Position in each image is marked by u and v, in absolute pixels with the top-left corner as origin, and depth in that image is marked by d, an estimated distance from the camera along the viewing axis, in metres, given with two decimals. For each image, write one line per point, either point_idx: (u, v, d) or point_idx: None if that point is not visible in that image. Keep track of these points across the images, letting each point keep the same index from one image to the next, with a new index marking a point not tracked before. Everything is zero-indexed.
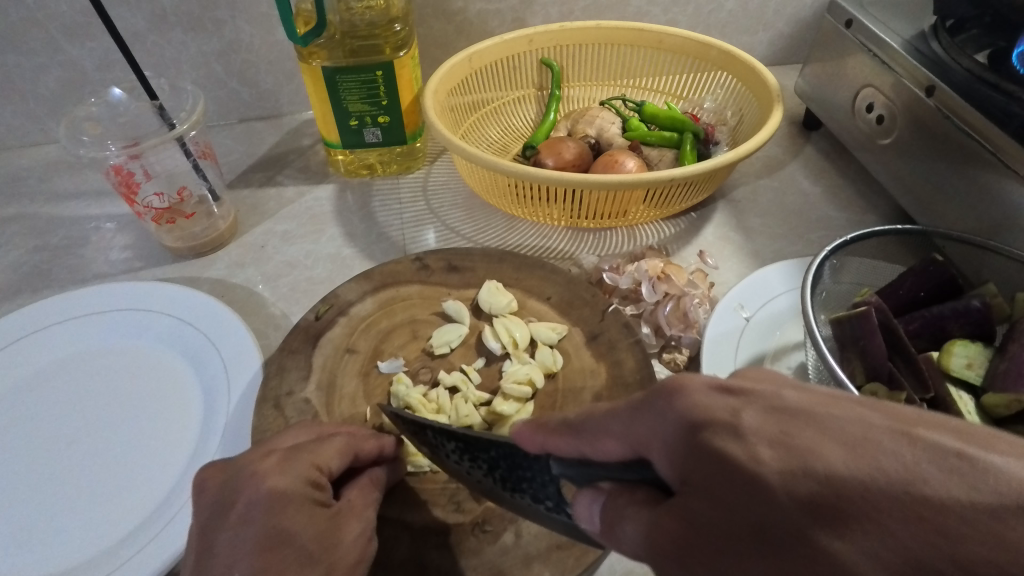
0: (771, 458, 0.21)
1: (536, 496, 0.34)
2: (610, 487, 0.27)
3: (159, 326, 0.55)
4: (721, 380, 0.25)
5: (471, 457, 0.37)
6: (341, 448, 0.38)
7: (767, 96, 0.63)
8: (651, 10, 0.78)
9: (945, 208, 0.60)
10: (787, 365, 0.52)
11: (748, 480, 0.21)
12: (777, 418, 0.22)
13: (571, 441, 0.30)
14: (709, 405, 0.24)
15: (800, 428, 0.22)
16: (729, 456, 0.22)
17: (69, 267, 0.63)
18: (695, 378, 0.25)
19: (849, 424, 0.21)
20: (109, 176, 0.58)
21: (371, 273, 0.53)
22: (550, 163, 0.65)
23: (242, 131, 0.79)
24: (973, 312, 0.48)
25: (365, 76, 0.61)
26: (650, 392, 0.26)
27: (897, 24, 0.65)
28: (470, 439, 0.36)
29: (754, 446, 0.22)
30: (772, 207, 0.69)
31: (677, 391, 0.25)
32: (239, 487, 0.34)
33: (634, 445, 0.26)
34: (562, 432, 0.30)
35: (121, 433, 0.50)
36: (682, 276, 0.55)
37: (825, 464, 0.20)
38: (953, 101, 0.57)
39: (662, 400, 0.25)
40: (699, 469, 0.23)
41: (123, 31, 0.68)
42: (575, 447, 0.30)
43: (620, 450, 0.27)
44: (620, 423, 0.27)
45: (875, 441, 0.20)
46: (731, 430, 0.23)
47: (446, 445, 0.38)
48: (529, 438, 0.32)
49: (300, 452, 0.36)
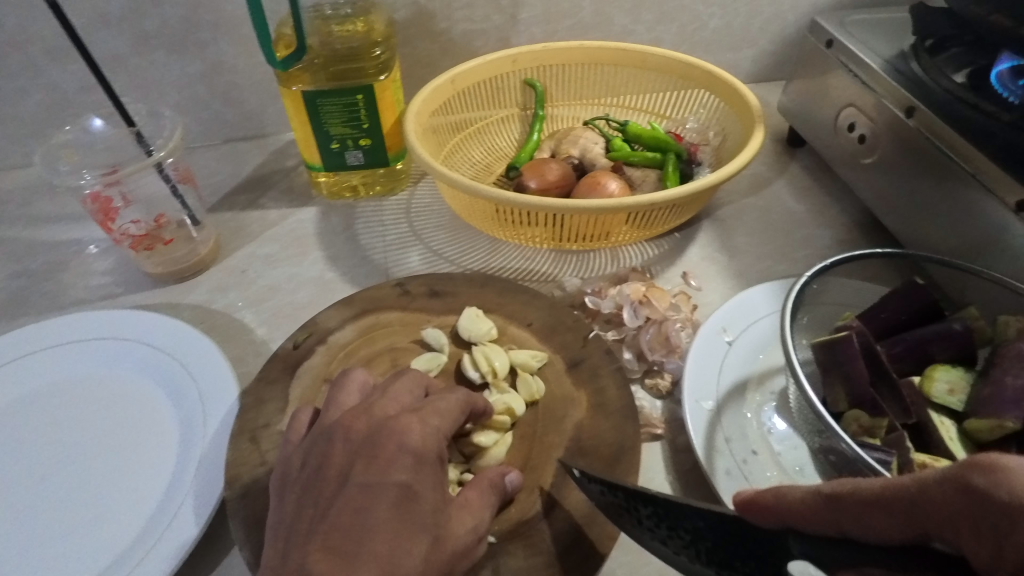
0: None
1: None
2: (879, 572, 0.25)
3: (137, 355, 0.55)
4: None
5: (671, 525, 0.34)
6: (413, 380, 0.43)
7: (749, 115, 0.63)
8: (635, 29, 0.79)
9: (927, 228, 0.60)
10: (771, 390, 0.51)
11: None
12: None
13: (829, 514, 0.28)
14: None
15: None
16: None
17: (47, 293, 0.62)
18: (1015, 458, 0.24)
19: None
20: (87, 204, 0.58)
21: (352, 299, 0.53)
22: (533, 184, 0.64)
23: (226, 152, 0.78)
24: (956, 335, 0.48)
25: (346, 99, 0.61)
26: (947, 474, 0.25)
27: (878, 44, 0.66)
28: (670, 503, 0.34)
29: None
30: (757, 225, 0.69)
31: (1000, 470, 0.23)
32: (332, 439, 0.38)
33: (925, 527, 0.25)
34: (808, 505, 0.29)
35: (96, 466, 0.49)
36: (664, 299, 0.55)
37: None
38: (934, 123, 0.57)
39: (983, 479, 0.23)
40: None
41: (105, 54, 0.68)
42: (831, 521, 0.28)
43: (897, 528, 0.26)
44: (902, 504, 0.26)
45: None
46: None
47: (642, 508, 0.35)
48: (764, 513, 0.30)
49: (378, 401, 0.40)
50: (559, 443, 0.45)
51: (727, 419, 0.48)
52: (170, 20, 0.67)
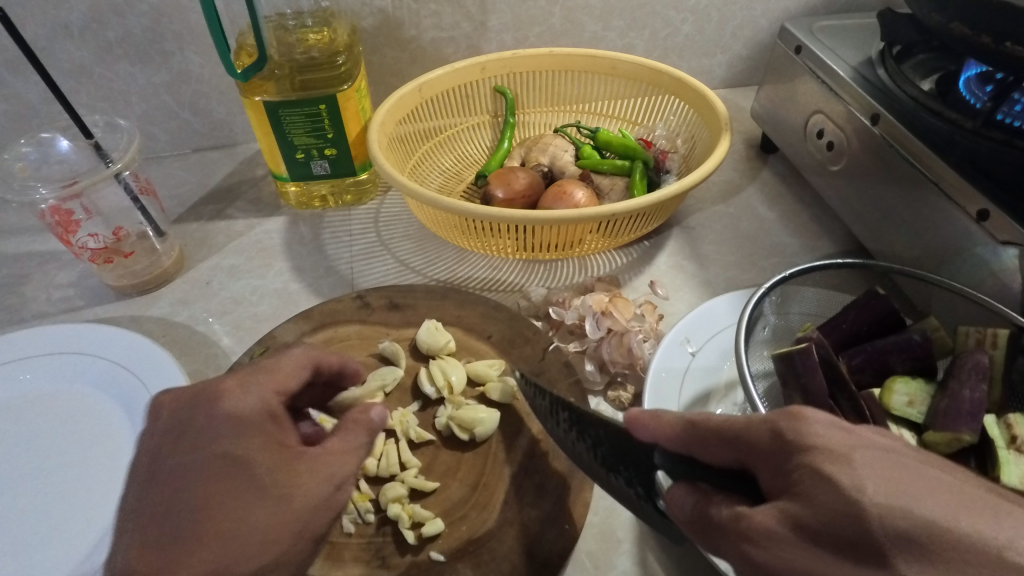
0: (876, 491, 0.24)
1: (630, 482, 0.37)
2: (708, 488, 0.30)
3: (95, 370, 0.54)
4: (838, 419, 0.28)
5: (578, 430, 0.38)
6: (301, 360, 0.43)
7: (716, 123, 0.63)
8: (606, 36, 0.78)
9: (893, 236, 0.60)
10: (733, 401, 0.51)
11: (852, 507, 0.24)
12: (887, 463, 0.26)
13: (683, 436, 0.32)
14: (826, 435, 0.27)
15: (906, 477, 0.25)
16: (836, 478, 0.25)
17: (7, 307, 0.61)
18: (818, 412, 0.29)
19: (941, 485, 0.25)
20: (45, 217, 0.56)
21: (310, 313, 0.52)
22: (500, 194, 0.64)
23: (195, 162, 0.78)
24: (914, 346, 0.47)
25: (308, 109, 0.60)
26: (769, 418, 0.29)
27: (845, 51, 0.65)
28: (582, 413, 0.38)
29: (862, 478, 0.25)
30: (726, 233, 0.69)
31: (800, 418, 0.28)
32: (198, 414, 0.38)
33: (738, 453, 0.30)
34: (677, 428, 0.33)
35: (48, 484, 0.48)
36: (626, 310, 0.54)
37: (925, 513, 0.23)
38: (897, 130, 0.56)
39: (788, 425, 0.28)
40: (814, 488, 0.25)
41: (68, 64, 0.67)
42: (684, 443, 0.32)
43: (727, 455, 0.30)
44: (732, 437, 0.30)
45: (954, 495, 0.24)
46: (843, 459, 0.26)
47: (560, 413, 0.39)
48: (643, 427, 0.34)
49: (258, 375, 0.40)
50: (513, 458, 0.44)
51: None
52: (134, 30, 0.66)
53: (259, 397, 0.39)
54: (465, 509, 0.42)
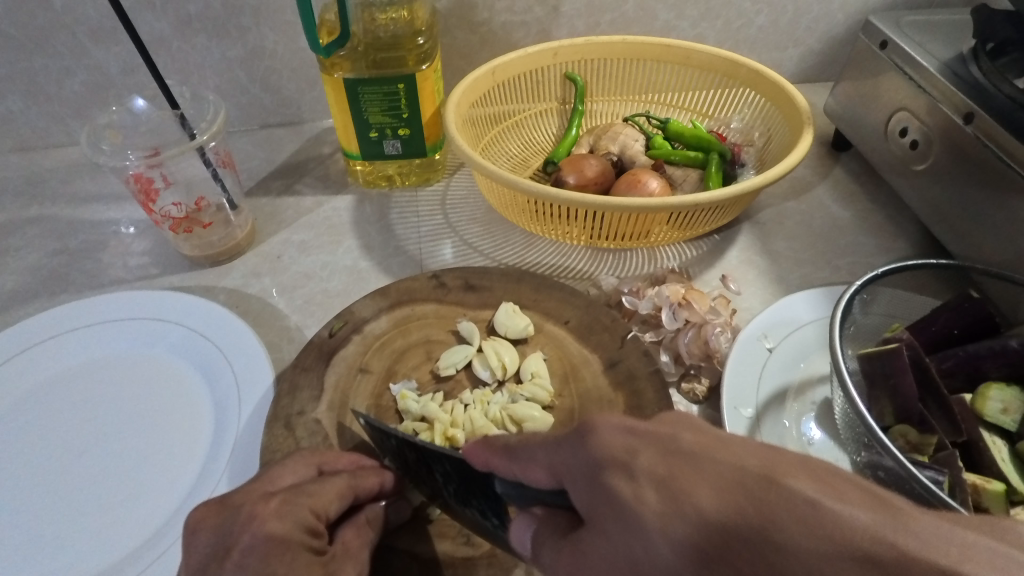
0: (654, 500, 0.23)
1: (483, 513, 0.35)
2: (541, 512, 0.29)
3: (174, 336, 0.55)
4: (634, 421, 0.26)
5: (428, 468, 0.37)
6: (341, 490, 0.37)
7: (797, 117, 0.61)
8: (678, 25, 0.77)
9: (982, 239, 0.58)
10: (812, 400, 0.50)
11: (634, 523, 0.23)
12: (670, 459, 0.24)
13: (508, 462, 0.31)
14: (611, 443, 0.25)
15: (684, 470, 0.23)
16: (622, 497, 0.24)
17: (86, 271, 0.63)
18: (608, 416, 0.26)
19: (727, 470, 0.22)
20: (129, 183, 0.58)
21: (387, 289, 0.53)
22: (572, 180, 0.63)
23: (263, 138, 0.78)
24: (1010, 353, 0.45)
25: (387, 88, 0.60)
26: (572, 427, 0.27)
27: (935, 46, 0.63)
28: (424, 449, 0.36)
29: (641, 487, 0.23)
30: (798, 230, 0.67)
31: (588, 429, 0.26)
32: (238, 531, 0.33)
33: (557, 475, 0.28)
34: (502, 456, 0.31)
35: (130, 444, 0.49)
36: (704, 302, 0.53)
37: (699, 510, 0.22)
38: (994, 130, 0.55)
39: (579, 441, 0.26)
40: (599, 505, 0.25)
41: (149, 36, 0.68)
42: (511, 469, 0.30)
43: (545, 476, 0.28)
44: (546, 453, 0.28)
45: (744, 487, 0.22)
46: (627, 471, 0.24)
47: (411, 455, 0.38)
48: (475, 456, 0.32)
49: (299, 495, 0.36)
50: None
51: (768, 428, 0.47)
52: (213, 3, 0.67)
53: (285, 518, 0.34)
54: None
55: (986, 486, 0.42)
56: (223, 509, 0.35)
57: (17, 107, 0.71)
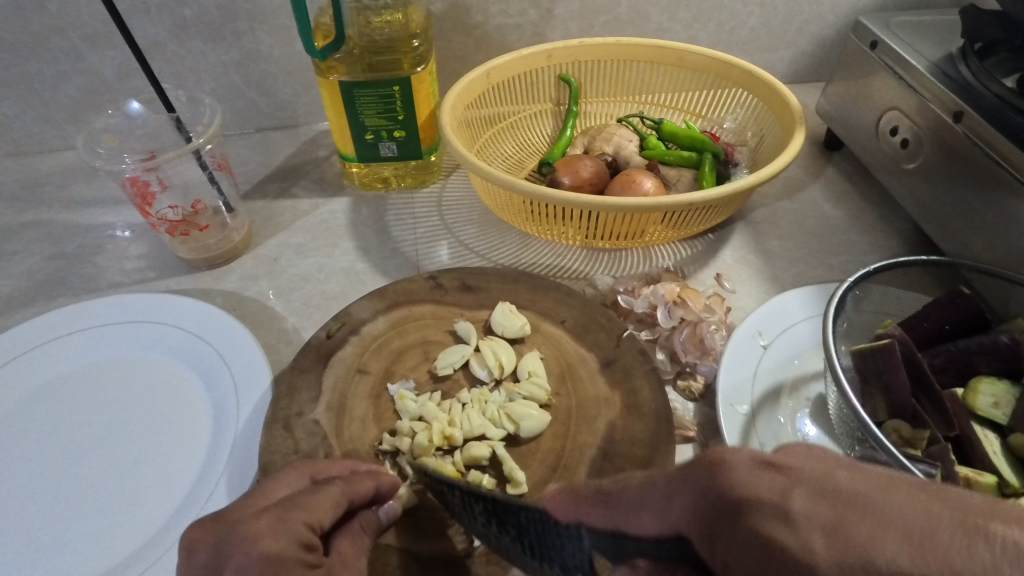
0: (823, 546, 0.18)
1: (565, 567, 0.29)
2: (648, 566, 0.23)
3: (172, 339, 0.55)
4: (766, 453, 0.21)
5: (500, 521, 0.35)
6: (336, 500, 0.37)
7: (789, 118, 0.62)
8: (671, 27, 0.78)
9: (972, 237, 0.58)
10: (806, 396, 0.50)
11: (799, 575, 0.18)
12: (830, 503, 0.19)
13: (603, 511, 0.25)
14: (753, 482, 0.20)
15: (854, 517, 0.18)
16: (779, 543, 0.19)
17: (83, 275, 0.63)
18: (738, 449, 0.22)
19: (909, 512, 0.18)
20: (125, 187, 0.58)
21: (384, 291, 0.53)
22: (567, 181, 0.64)
23: (258, 141, 0.79)
24: (1001, 348, 0.46)
25: (382, 91, 0.60)
26: (695, 459, 0.22)
27: (924, 46, 0.64)
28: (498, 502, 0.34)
29: (807, 536, 0.18)
30: (791, 229, 0.68)
31: (720, 465, 0.21)
32: (230, 551, 0.33)
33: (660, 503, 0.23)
34: (595, 503, 0.26)
35: (128, 447, 0.49)
36: (699, 301, 0.54)
37: (890, 563, 0.17)
38: (982, 129, 0.55)
39: (704, 474, 0.21)
40: (741, 559, 0.19)
41: (144, 40, 0.69)
42: (609, 518, 0.25)
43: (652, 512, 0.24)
44: (658, 494, 0.23)
45: (935, 537, 0.17)
46: (780, 513, 0.19)
47: (474, 506, 0.36)
48: (558, 506, 0.28)
49: (291, 509, 0.35)
50: (591, 443, 0.44)
51: (763, 423, 0.47)
52: (208, 7, 0.67)
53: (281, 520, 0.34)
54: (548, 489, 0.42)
55: (977, 479, 0.42)
56: (220, 513, 0.36)
57: (13, 112, 0.71)
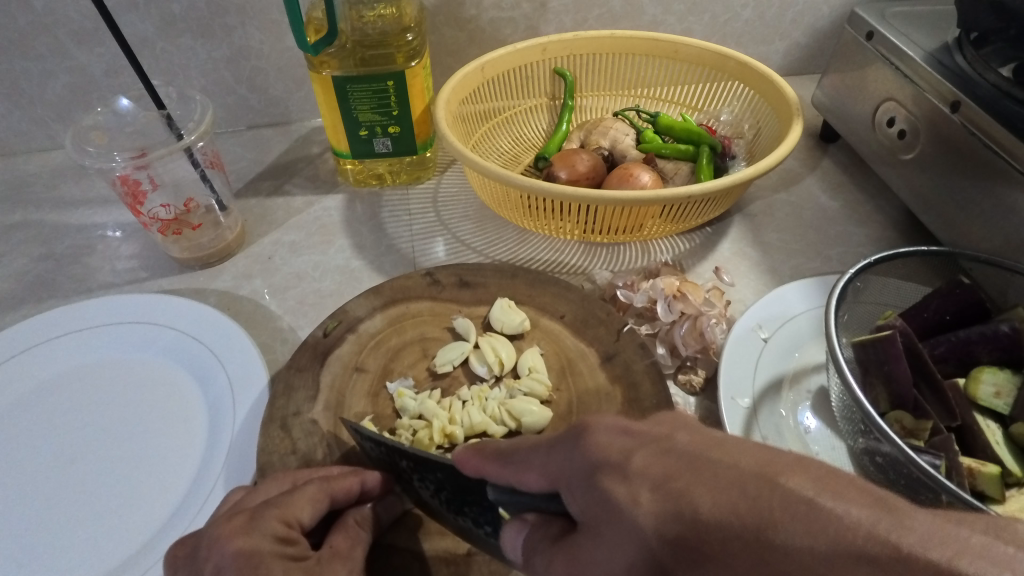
0: (647, 499, 0.23)
1: (477, 521, 0.35)
2: (534, 518, 0.29)
3: (165, 340, 0.54)
4: (626, 420, 0.27)
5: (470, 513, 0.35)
6: (314, 495, 0.37)
7: (786, 109, 0.62)
8: (666, 20, 0.77)
9: (970, 227, 0.58)
10: (807, 389, 0.50)
11: (629, 524, 0.23)
12: (663, 459, 0.24)
13: (500, 469, 0.31)
14: (608, 446, 0.26)
15: (681, 471, 0.24)
16: (616, 500, 0.24)
17: (74, 276, 0.62)
18: (603, 417, 0.27)
19: (725, 470, 0.23)
20: (116, 186, 0.57)
21: (381, 288, 0.52)
22: (563, 175, 0.63)
23: (250, 138, 0.78)
24: (1001, 337, 0.46)
25: (376, 85, 0.60)
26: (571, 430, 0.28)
27: (920, 36, 0.64)
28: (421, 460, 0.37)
29: (637, 488, 0.24)
30: (789, 221, 0.68)
31: (586, 430, 0.27)
32: (206, 556, 0.33)
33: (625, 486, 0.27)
34: (494, 460, 0.31)
35: (123, 449, 0.49)
36: (698, 294, 0.53)
37: (695, 510, 0.22)
38: (980, 118, 0.55)
39: (575, 441, 0.27)
40: (594, 509, 0.25)
41: (132, 36, 0.67)
42: (505, 476, 0.31)
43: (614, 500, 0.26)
44: (541, 457, 0.29)
45: (745, 486, 0.22)
46: (622, 474, 0.25)
47: (401, 463, 0.38)
48: (467, 466, 0.32)
49: (267, 508, 0.35)
50: None
51: (766, 416, 0.47)
52: (197, 3, 0.66)
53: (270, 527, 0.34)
54: None
55: (980, 469, 0.42)
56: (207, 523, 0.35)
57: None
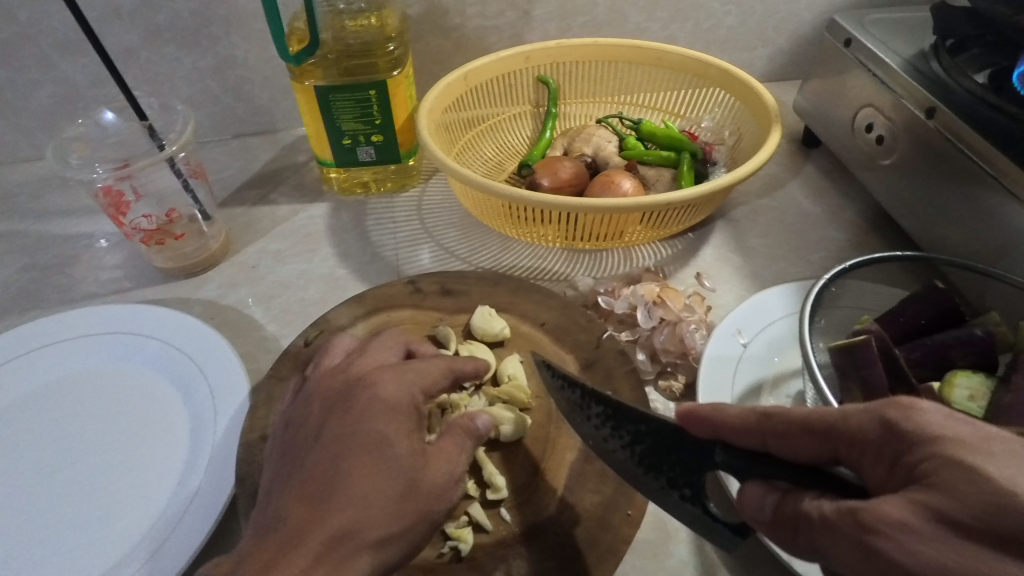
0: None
1: (674, 482, 0.33)
2: (786, 487, 0.27)
3: (148, 350, 0.54)
4: (997, 452, 0.22)
5: (614, 427, 0.36)
6: (387, 374, 0.43)
7: (765, 115, 0.63)
8: (650, 27, 0.78)
9: (946, 230, 0.59)
10: (786, 394, 0.50)
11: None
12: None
13: (765, 434, 0.29)
14: (983, 488, 0.21)
15: None
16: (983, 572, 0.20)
17: (58, 286, 0.62)
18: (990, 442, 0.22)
19: None
20: (99, 197, 0.57)
21: (365, 297, 0.53)
22: (546, 182, 0.64)
23: (237, 147, 0.78)
24: (976, 340, 0.47)
25: (358, 95, 0.60)
26: (877, 406, 0.26)
27: (898, 43, 0.65)
28: (620, 408, 0.35)
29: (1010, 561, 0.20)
30: (772, 226, 0.68)
31: (916, 412, 0.24)
32: (314, 428, 0.42)
33: (834, 446, 0.27)
34: (753, 418, 0.29)
35: (104, 460, 0.49)
36: (679, 300, 0.54)
37: None
38: (955, 124, 0.56)
39: (901, 416, 0.24)
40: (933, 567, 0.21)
41: (117, 47, 0.68)
42: (758, 437, 0.29)
43: (816, 450, 0.27)
44: (849, 417, 0.26)
45: None
46: (980, 533, 0.20)
47: (593, 408, 0.37)
48: (701, 422, 0.31)
49: (355, 386, 0.43)
50: (573, 445, 0.44)
51: None
52: (182, 13, 0.66)
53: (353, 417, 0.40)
54: (527, 493, 0.42)
55: None
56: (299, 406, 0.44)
57: None
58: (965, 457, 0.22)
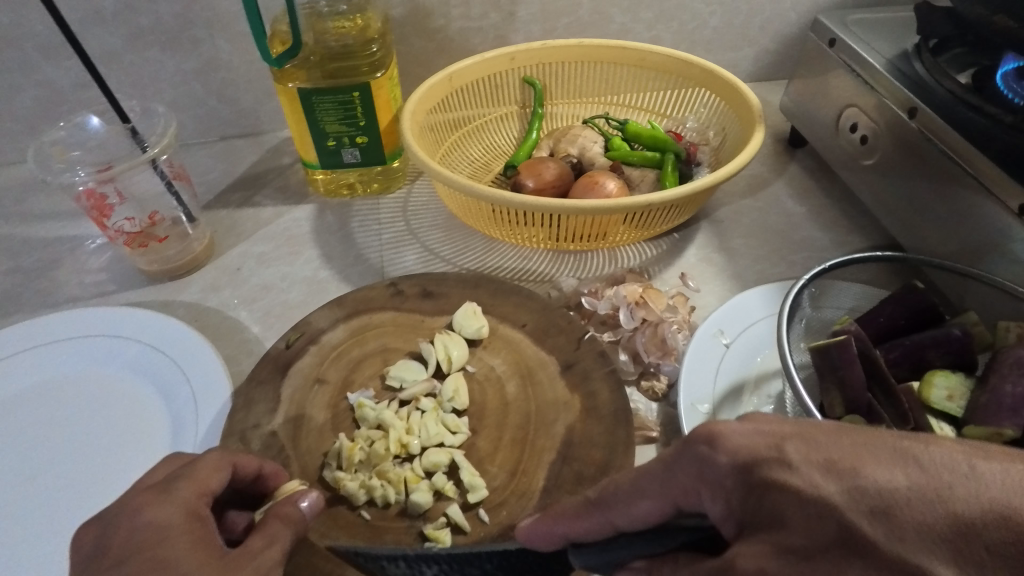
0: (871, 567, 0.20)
1: (539, 553, 0.35)
2: (644, 562, 0.28)
3: (129, 353, 0.54)
4: (795, 451, 0.23)
5: (460, 567, 0.37)
6: (216, 463, 0.38)
7: (748, 116, 0.63)
8: (635, 28, 0.78)
9: (926, 230, 0.59)
10: (767, 395, 0.50)
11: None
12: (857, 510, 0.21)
13: (599, 515, 0.30)
14: (798, 489, 0.22)
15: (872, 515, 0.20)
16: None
17: (41, 290, 0.62)
18: (788, 444, 0.23)
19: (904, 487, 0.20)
20: (81, 201, 0.57)
21: (344, 299, 0.53)
22: (530, 184, 0.64)
23: (222, 149, 0.78)
24: (953, 340, 0.47)
25: (341, 97, 0.60)
26: (681, 446, 0.26)
27: (880, 44, 0.65)
28: (461, 553, 0.37)
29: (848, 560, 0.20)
30: (754, 227, 0.69)
31: (714, 437, 0.25)
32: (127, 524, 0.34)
33: (670, 501, 0.27)
34: (585, 510, 0.31)
35: (85, 464, 0.49)
36: (660, 301, 0.55)
37: (926, 564, 0.19)
38: (935, 124, 0.56)
39: (702, 446, 0.26)
40: None
41: (99, 50, 0.67)
42: (603, 521, 0.30)
43: (650, 513, 0.28)
44: (649, 482, 0.27)
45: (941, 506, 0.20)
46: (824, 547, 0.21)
47: (426, 564, 0.37)
48: (539, 534, 0.33)
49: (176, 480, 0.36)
50: (550, 447, 0.44)
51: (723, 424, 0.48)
52: (165, 16, 0.66)
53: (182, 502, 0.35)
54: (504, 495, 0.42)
55: None
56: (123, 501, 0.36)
57: None
58: (755, 473, 0.23)
